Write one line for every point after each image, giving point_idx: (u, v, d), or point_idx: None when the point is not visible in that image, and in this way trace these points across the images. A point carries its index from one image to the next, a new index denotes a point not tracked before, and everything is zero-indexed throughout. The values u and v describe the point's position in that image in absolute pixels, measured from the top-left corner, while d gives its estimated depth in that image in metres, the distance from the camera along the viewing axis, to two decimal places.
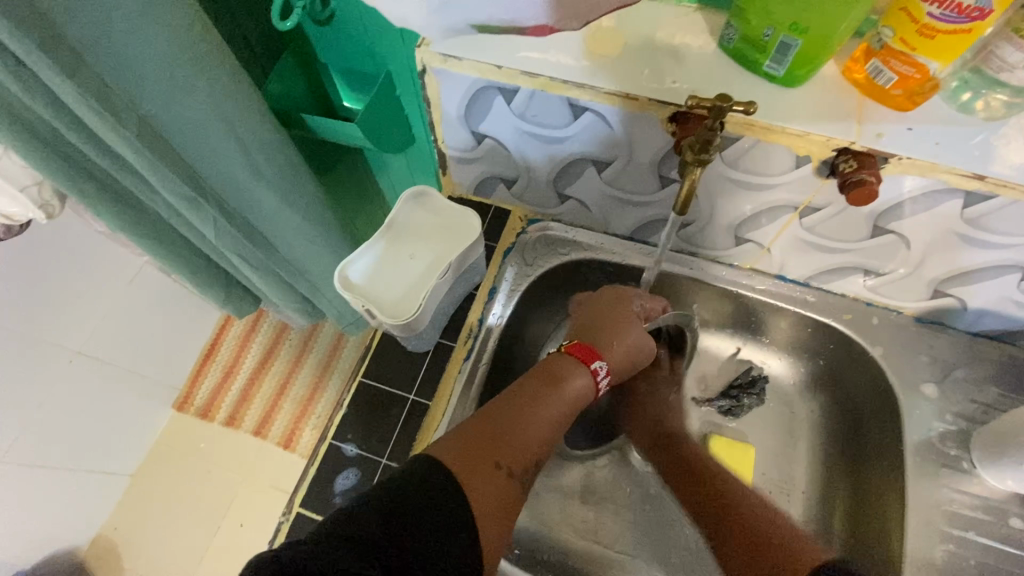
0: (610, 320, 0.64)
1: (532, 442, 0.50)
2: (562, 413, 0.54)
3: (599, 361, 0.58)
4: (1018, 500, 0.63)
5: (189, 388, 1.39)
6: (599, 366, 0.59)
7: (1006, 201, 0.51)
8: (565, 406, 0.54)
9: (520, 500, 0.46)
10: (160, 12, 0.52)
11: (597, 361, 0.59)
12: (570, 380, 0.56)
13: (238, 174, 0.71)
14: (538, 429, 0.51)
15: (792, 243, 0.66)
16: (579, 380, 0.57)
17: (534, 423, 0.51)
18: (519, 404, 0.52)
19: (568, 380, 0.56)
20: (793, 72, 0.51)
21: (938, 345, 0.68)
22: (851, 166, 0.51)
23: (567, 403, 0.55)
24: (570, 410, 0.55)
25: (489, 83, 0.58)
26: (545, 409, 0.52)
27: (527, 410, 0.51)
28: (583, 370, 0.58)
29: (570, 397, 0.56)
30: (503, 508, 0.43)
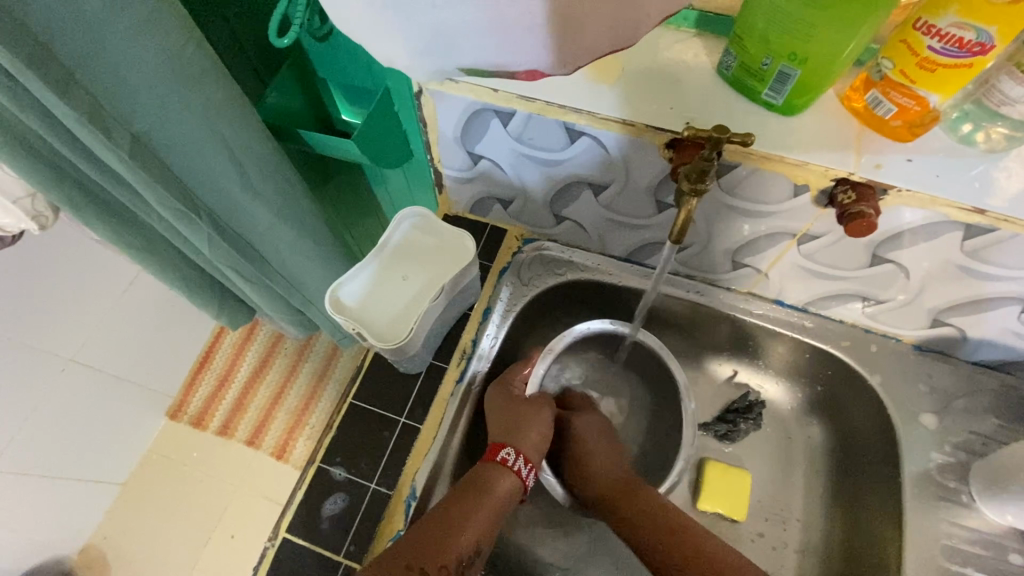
0: (508, 412, 0.65)
1: (456, 545, 0.54)
2: (493, 515, 0.57)
3: (504, 450, 0.61)
4: (1017, 535, 0.61)
5: (182, 397, 1.38)
6: (507, 454, 0.62)
7: (1007, 235, 0.50)
8: (491, 509, 0.57)
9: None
10: (153, 31, 0.52)
11: (502, 450, 0.61)
12: (496, 481, 0.60)
13: (231, 190, 0.70)
14: (464, 534, 0.55)
15: (789, 269, 0.65)
16: (504, 481, 0.60)
17: (460, 530, 0.55)
18: (450, 514, 0.56)
19: (493, 482, 0.60)
20: (792, 101, 0.51)
21: (937, 374, 0.67)
22: (849, 198, 0.51)
23: (495, 505, 0.58)
24: (501, 511, 0.58)
25: (485, 105, 0.57)
26: (469, 515, 0.56)
27: (451, 520, 0.55)
28: (506, 468, 0.61)
29: (498, 501, 0.59)
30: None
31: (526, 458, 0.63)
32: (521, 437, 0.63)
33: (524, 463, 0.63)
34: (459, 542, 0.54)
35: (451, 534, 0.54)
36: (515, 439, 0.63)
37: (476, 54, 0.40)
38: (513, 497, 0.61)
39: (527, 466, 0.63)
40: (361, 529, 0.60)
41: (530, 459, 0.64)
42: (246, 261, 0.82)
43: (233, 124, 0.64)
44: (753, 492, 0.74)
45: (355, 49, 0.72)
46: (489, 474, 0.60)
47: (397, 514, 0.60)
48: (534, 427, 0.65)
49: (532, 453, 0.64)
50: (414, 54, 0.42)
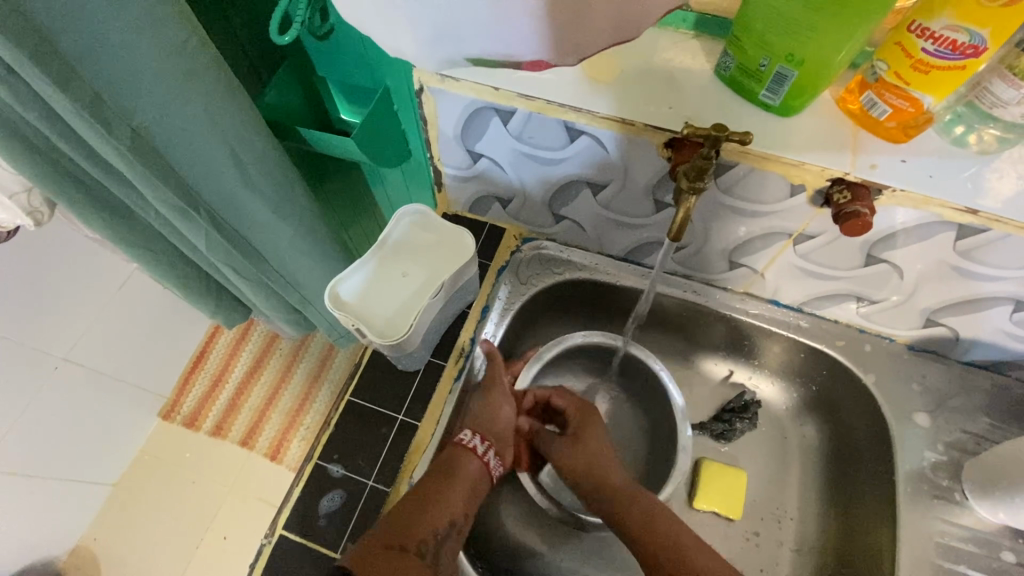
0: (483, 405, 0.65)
1: (432, 521, 0.53)
2: (467, 498, 0.57)
3: (462, 433, 0.61)
4: (1009, 533, 0.62)
5: (175, 397, 1.37)
6: (467, 435, 0.61)
7: (1000, 234, 0.51)
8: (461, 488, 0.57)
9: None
10: (155, 24, 0.52)
11: (461, 433, 0.61)
12: (463, 461, 0.59)
13: (229, 186, 0.70)
14: (440, 509, 0.54)
15: (785, 269, 0.66)
16: (470, 462, 0.59)
17: (432, 507, 0.54)
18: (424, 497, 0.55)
19: (459, 463, 0.59)
20: (789, 102, 0.51)
21: (930, 374, 0.68)
22: (845, 198, 0.51)
23: (466, 484, 0.58)
24: (472, 492, 0.58)
25: (485, 104, 0.58)
26: (440, 493, 0.55)
27: (423, 497, 0.54)
28: (470, 450, 0.60)
29: (468, 480, 0.58)
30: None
31: (486, 438, 0.62)
32: (486, 424, 0.63)
33: (482, 441, 0.61)
34: (434, 517, 0.53)
35: (425, 511, 0.53)
36: (477, 424, 0.63)
37: (494, 45, 0.41)
38: (483, 480, 0.60)
39: (489, 446, 0.61)
40: (358, 525, 0.60)
41: (490, 439, 0.62)
42: (244, 259, 0.82)
43: (234, 119, 0.64)
44: (749, 492, 0.74)
45: (355, 48, 0.72)
46: (454, 457, 0.59)
47: (393, 512, 0.60)
48: (501, 412, 0.64)
49: (498, 438, 0.63)
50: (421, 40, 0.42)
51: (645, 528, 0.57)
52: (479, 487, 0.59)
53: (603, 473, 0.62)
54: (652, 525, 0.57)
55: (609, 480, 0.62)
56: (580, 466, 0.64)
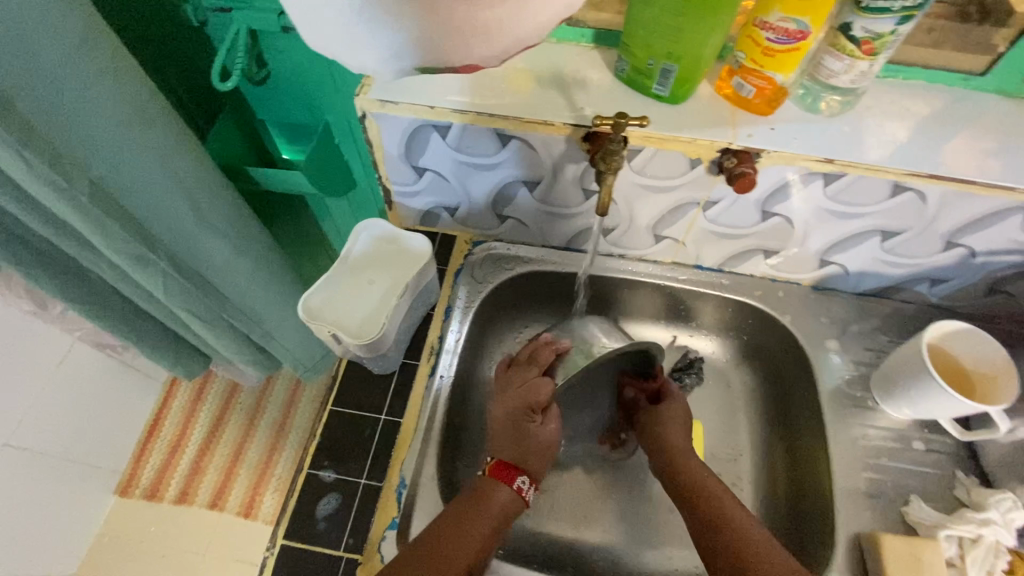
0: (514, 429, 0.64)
1: (462, 556, 0.56)
2: (494, 526, 0.60)
3: (519, 478, 0.63)
4: (916, 425, 0.73)
5: (133, 469, 1.34)
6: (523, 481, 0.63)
7: (853, 178, 0.63)
8: (492, 520, 0.60)
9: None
10: (108, 80, 0.56)
11: (518, 478, 0.63)
12: (498, 492, 0.62)
13: (187, 227, 0.73)
14: (467, 546, 0.57)
15: (700, 235, 0.76)
16: (504, 494, 0.62)
17: (464, 540, 0.57)
18: (455, 524, 0.58)
19: (496, 493, 0.62)
20: (675, 92, 0.62)
21: (833, 307, 0.80)
22: (733, 162, 0.62)
23: (495, 518, 0.60)
24: (503, 520, 0.61)
25: (424, 122, 0.65)
26: (471, 527, 0.58)
27: (457, 529, 0.57)
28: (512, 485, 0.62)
29: (500, 511, 0.61)
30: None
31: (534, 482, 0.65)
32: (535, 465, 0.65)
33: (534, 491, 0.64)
34: (465, 553, 0.56)
35: (455, 545, 0.57)
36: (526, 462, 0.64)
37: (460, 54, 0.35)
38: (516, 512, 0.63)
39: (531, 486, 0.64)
40: (357, 520, 0.63)
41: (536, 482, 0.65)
42: (203, 300, 0.84)
43: (187, 162, 0.69)
44: (707, 437, 0.83)
45: (294, 88, 0.78)
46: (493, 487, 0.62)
47: (388, 507, 0.63)
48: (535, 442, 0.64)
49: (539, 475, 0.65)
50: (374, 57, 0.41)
51: (722, 543, 0.60)
52: (511, 514, 0.62)
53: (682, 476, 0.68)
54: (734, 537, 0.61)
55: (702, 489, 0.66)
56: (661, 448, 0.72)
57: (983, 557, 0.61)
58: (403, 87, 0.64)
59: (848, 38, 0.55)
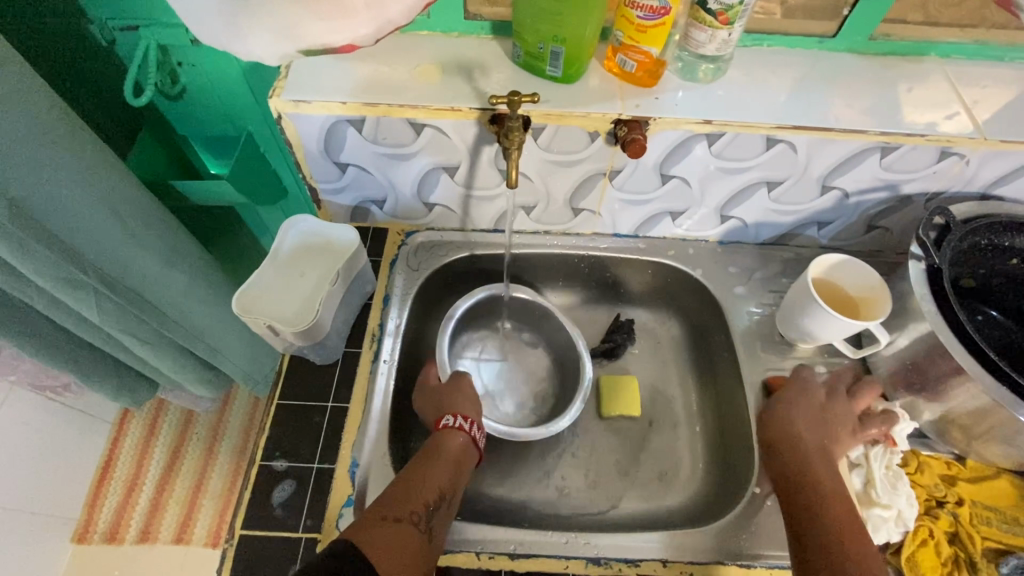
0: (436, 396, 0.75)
1: (421, 493, 0.60)
2: (448, 468, 0.65)
3: (445, 417, 0.70)
4: (818, 352, 0.82)
5: (87, 514, 1.29)
6: (453, 419, 0.70)
7: (732, 135, 0.71)
8: (444, 462, 0.65)
9: (420, 542, 0.56)
10: (18, 99, 0.57)
11: (446, 417, 0.70)
12: (445, 440, 0.68)
13: (115, 243, 0.73)
14: (425, 486, 0.61)
15: (613, 204, 0.83)
16: (457, 439, 0.68)
17: (422, 481, 0.62)
18: (411, 470, 0.63)
19: (444, 441, 0.68)
20: (567, 72, 0.69)
21: (739, 258, 0.89)
22: (625, 131, 0.69)
23: (446, 459, 0.66)
24: (454, 464, 0.66)
25: (339, 118, 0.69)
26: (427, 470, 0.63)
27: (414, 474, 0.62)
28: (454, 429, 0.69)
29: (451, 456, 0.66)
30: (390, 549, 0.53)
31: (470, 418, 0.71)
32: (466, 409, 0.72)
33: (477, 428, 0.71)
34: (425, 491, 0.61)
35: (415, 486, 0.61)
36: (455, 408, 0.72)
37: (331, 35, 0.42)
38: (466, 454, 0.68)
39: (475, 425, 0.71)
40: (313, 503, 0.65)
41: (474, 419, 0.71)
42: (140, 318, 0.84)
43: (106, 177, 0.69)
44: (643, 390, 0.90)
45: (211, 100, 0.81)
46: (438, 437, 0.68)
47: (342, 485, 0.66)
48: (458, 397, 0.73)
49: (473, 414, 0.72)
50: (265, 47, 0.44)
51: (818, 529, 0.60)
52: (462, 459, 0.68)
53: (823, 517, 0.61)
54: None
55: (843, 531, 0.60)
56: (794, 484, 0.66)
57: (881, 454, 0.70)
58: (313, 86, 0.68)
59: (705, 10, 0.63)
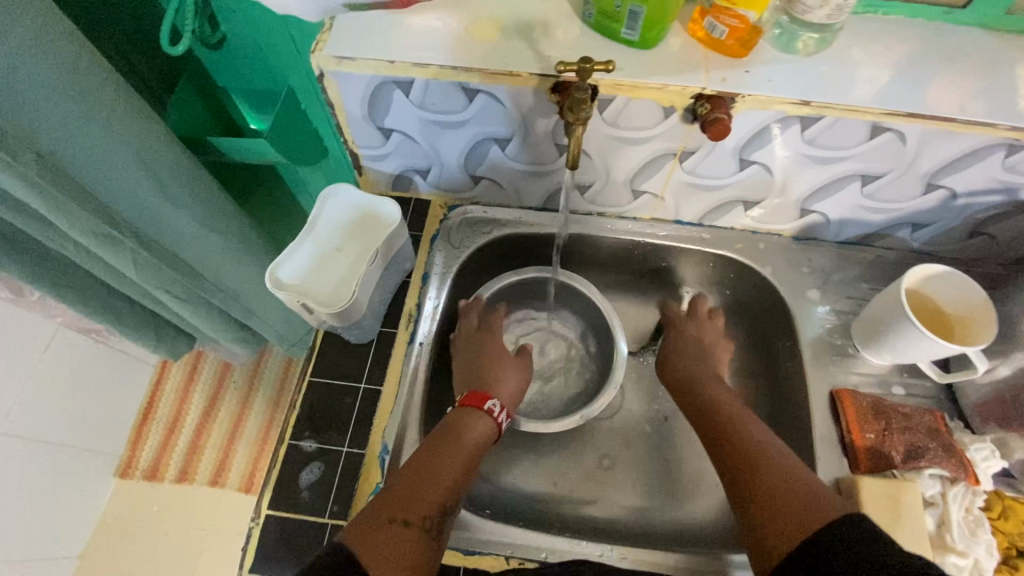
0: (480, 361, 0.72)
1: (433, 496, 0.56)
2: (466, 461, 0.61)
3: (491, 401, 0.66)
4: (897, 371, 0.73)
5: (130, 452, 1.34)
6: (494, 405, 0.66)
7: (831, 120, 0.61)
8: (466, 454, 0.61)
9: (427, 552, 0.53)
10: (43, 46, 0.53)
11: (489, 400, 0.66)
12: (471, 428, 0.63)
13: (150, 201, 0.70)
14: (438, 484, 0.57)
15: (678, 188, 0.75)
16: (479, 424, 0.64)
17: (438, 478, 0.58)
18: (427, 462, 0.59)
19: (470, 427, 0.63)
20: (645, 36, 0.60)
21: (815, 257, 0.79)
22: (707, 108, 0.60)
23: (467, 450, 0.61)
24: (472, 456, 0.62)
25: (385, 79, 0.63)
26: (444, 464, 0.59)
27: (430, 467, 0.58)
28: (486, 416, 0.65)
29: (473, 446, 0.62)
30: (396, 561, 0.50)
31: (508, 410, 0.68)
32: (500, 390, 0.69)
33: (506, 416, 0.67)
34: (436, 492, 0.57)
35: (428, 485, 0.57)
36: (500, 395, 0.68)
37: None
38: (488, 443, 0.64)
39: (504, 414, 0.67)
40: (341, 488, 0.63)
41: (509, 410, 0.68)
42: (177, 278, 0.82)
43: (140, 132, 0.65)
44: None
45: (250, 52, 0.75)
46: (465, 421, 0.64)
47: (372, 472, 0.64)
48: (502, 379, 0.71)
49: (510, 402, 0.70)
50: None
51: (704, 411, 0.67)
52: (482, 450, 0.63)
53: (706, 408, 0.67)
54: (803, 523, 0.50)
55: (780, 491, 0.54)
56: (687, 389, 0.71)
57: (962, 494, 0.61)
58: (359, 41, 0.61)
59: None
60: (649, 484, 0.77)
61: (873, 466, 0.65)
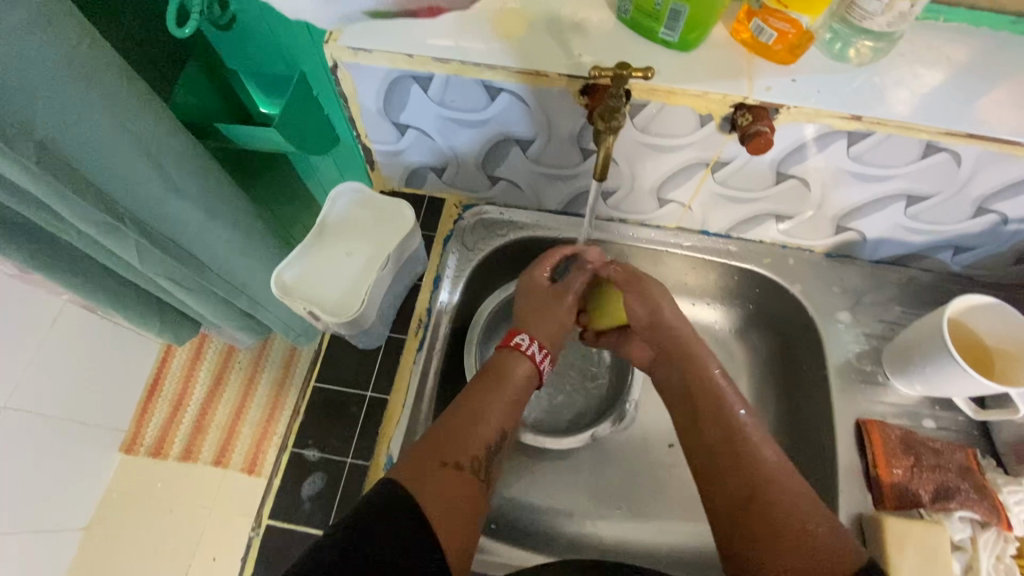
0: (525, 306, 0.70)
1: (482, 432, 0.56)
2: (510, 399, 0.60)
3: (520, 336, 0.65)
4: (928, 402, 0.69)
5: (135, 428, 1.32)
6: (524, 340, 0.65)
7: (882, 137, 0.56)
8: (509, 393, 0.60)
9: (480, 487, 0.54)
10: (43, 27, 0.49)
11: (518, 336, 0.65)
12: (510, 367, 0.63)
13: (153, 191, 0.67)
14: (485, 423, 0.57)
15: (708, 199, 0.70)
16: (520, 365, 0.63)
17: (483, 417, 0.58)
18: (469, 404, 0.58)
19: (510, 367, 0.62)
20: (686, 38, 0.55)
21: (847, 276, 0.75)
22: (748, 120, 0.56)
23: (510, 388, 0.61)
24: (516, 395, 0.61)
25: (403, 73, 0.59)
26: (487, 403, 0.58)
27: (474, 408, 0.58)
28: (520, 354, 0.64)
29: (514, 383, 0.61)
30: (451, 503, 0.51)
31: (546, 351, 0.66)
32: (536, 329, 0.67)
33: (545, 359, 0.65)
34: (485, 430, 0.57)
35: (473, 425, 0.57)
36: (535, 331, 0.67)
37: None
38: (530, 382, 0.64)
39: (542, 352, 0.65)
40: (344, 500, 0.62)
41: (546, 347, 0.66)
42: (180, 268, 0.79)
43: (145, 119, 0.62)
44: None
45: (260, 35, 0.71)
46: (503, 362, 0.63)
47: (376, 483, 0.62)
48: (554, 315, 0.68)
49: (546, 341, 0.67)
50: None
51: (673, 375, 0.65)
52: (525, 390, 0.63)
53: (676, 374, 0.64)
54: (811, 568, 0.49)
55: (788, 529, 0.51)
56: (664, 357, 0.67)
57: (993, 541, 0.59)
58: (377, 31, 0.57)
59: None
60: (661, 505, 0.74)
61: (899, 504, 0.62)
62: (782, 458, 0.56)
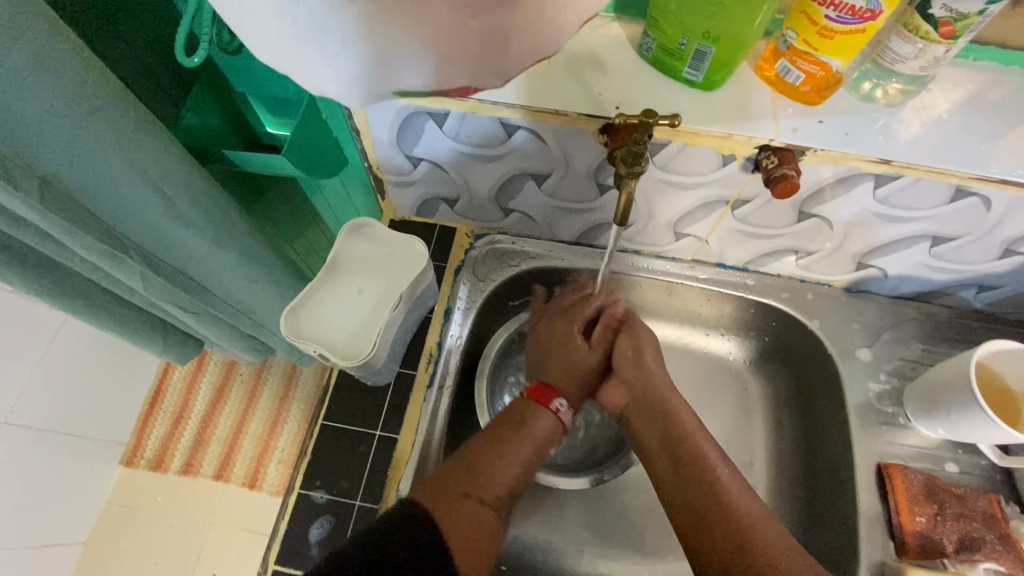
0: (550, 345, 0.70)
1: (502, 473, 0.58)
2: (532, 451, 0.61)
3: (557, 399, 0.64)
4: (950, 444, 0.68)
5: (136, 441, 1.31)
6: (559, 404, 0.65)
7: (912, 179, 0.55)
8: (531, 445, 0.61)
9: (497, 526, 0.55)
10: (51, 65, 0.46)
11: (555, 399, 0.64)
12: (538, 418, 0.63)
13: (158, 221, 0.63)
14: (507, 463, 0.59)
15: (726, 233, 0.69)
16: (545, 422, 0.63)
17: (506, 459, 0.59)
18: (495, 445, 0.59)
19: (536, 416, 0.63)
20: (710, 77, 0.54)
21: (866, 311, 0.74)
22: (772, 162, 0.54)
23: (534, 442, 0.61)
24: (536, 449, 0.62)
25: (418, 108, 0.57)
26: (512, 447, 0.59)
27: (501, 448, 0.59)
28: (550, 412, 0.64)
29: (539, 439, 0.62)
30: (474, 534, 0.52)
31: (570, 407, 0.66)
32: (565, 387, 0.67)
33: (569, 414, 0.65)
34: (505, 472, 0.58)
35: (495, 465, 0.58)
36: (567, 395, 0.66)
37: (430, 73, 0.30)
38: (551, 437, 0.63)
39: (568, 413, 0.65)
40: None
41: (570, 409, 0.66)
42: (185, 295, 0.77)
43: (154, 151, 0.58)
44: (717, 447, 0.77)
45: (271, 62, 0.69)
46: (532, 409, 0.63)
47: None
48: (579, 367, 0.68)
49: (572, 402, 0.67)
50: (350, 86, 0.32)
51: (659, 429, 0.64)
52: (545, 443, 0.63)
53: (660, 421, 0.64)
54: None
55: None
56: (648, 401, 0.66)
57: None
58: None
59: (925, 18, 0.46)
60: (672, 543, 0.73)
61: (921, 554, 0.61)
62: (765, 512, 0.56)
